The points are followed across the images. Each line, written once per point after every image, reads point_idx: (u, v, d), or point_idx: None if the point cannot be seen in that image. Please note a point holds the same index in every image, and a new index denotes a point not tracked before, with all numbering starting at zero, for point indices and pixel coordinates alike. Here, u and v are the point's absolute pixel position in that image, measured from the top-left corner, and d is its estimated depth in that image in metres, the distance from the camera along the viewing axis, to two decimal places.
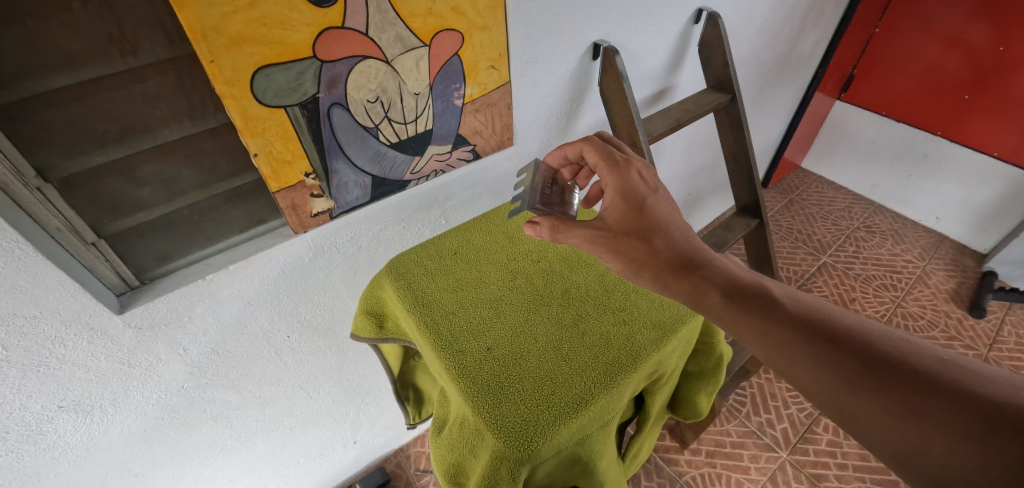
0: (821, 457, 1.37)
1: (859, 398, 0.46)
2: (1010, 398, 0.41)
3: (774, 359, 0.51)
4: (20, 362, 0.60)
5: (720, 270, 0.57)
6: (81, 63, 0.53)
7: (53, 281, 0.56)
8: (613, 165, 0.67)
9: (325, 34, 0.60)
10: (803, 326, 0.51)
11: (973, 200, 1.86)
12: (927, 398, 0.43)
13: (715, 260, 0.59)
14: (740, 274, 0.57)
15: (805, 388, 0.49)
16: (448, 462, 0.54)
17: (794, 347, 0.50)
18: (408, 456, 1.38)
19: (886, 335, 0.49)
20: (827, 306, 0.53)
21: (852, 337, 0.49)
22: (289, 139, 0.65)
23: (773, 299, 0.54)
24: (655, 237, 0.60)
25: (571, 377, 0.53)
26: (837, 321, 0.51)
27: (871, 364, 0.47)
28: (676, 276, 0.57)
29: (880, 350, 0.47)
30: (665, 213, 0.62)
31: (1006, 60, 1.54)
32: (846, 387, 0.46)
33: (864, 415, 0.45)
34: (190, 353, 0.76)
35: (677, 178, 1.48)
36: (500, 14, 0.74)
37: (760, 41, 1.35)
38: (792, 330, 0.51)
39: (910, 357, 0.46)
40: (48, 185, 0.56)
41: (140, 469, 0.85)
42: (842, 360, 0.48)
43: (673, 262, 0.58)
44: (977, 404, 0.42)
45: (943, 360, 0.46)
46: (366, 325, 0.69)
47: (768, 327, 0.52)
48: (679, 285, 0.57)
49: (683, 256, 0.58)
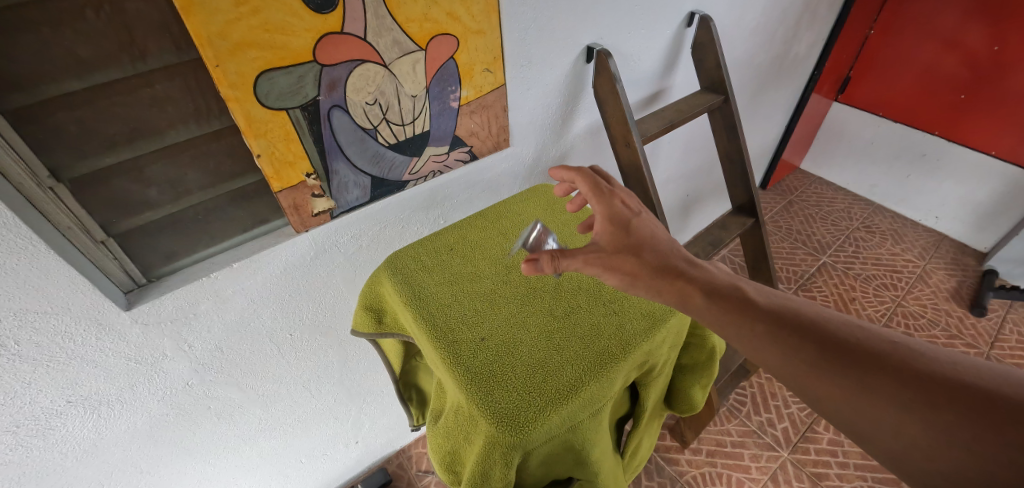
0: (822, 456, 1.37)
1: (822, 380, 0.48)
2: (952, 375, 0.44)
3: (756, 355, 0.52)
4: (31, 356, 0.62)
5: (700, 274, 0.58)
6: (93, 68, 0.55)
7: (64, 279, 0.59)
8: (598, 192, 0.64)
9: (325, 39, 0.62)
10: (782, 321, 0.52)
11: (972, 199, 1.87)
12: (882, 378, 0.46)
13: (696, 267, 0.59)
14: (719, 278, 0.58)
15: (777, 373, 0.51)
16: (445, 450, 0.57)
17: (765, 337, 0.51)
18: (410, 457, 1.40)
19: (846, 323, 0.51)
20: (791, 299, 0.55)
21: (815, 327, 0.51)
22: (291, 140, 0.68)
23: (745, 295, 0.55)
24: (647, 252, 0.60)
25: (562, 365, 0.55)
26: (802, 312, 0.53)
27: (832, 349, 0.49)
28: (666, 283, 0.57)
29: (840, 336, 0.49)
30: (652, 232, 0.61)
31: (1002, 59, 1.55)
32: (811, 372, 0.48)
33: (828, 398, 0.48)
34: (195, 350, 0.78)
35: (675, 179, 1.50)
36: (494, 19, 0.77)
37: (755, 43, 1.37)
38: (763, 322, 0.52)
39: (865, 341, 0.49)
40: (60, 185, 0.59)
41: (145, 466, 0.87)
42: (806, 348, 0.49)
43: (662, 271, 0.58)
44: (926, 382, 0.44)
45: (894, 342, 0.48)
46: (364, 319, 0.70)
47: (741, 322, 0.53)
48: (669, 292, 0.57)
49: (670, 266, 0.59)
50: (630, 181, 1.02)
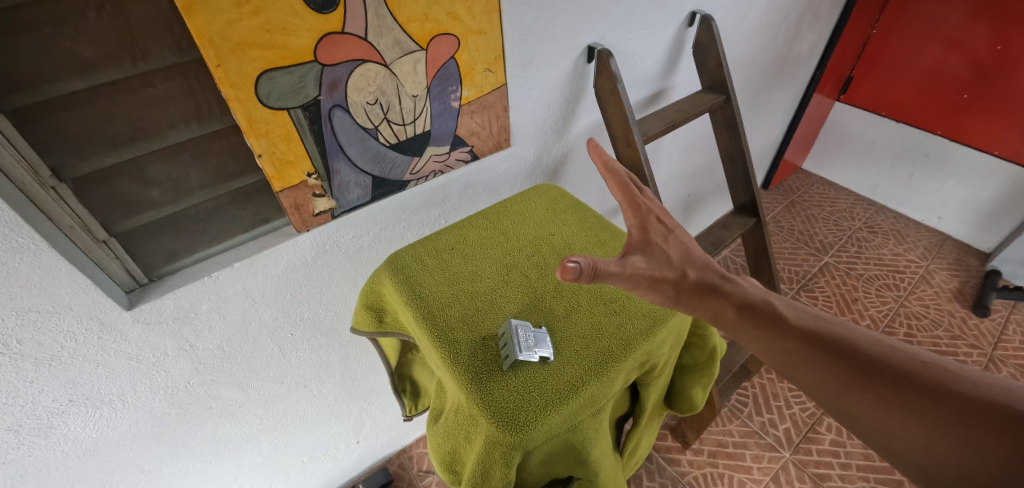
0: (824, 457, 1.37)
1: (850, 395, 0.49)
2: (980, 392, 0.45)
3: (782, 366, 0.54)
4: (33, 356, 0.63)
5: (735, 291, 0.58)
6: (95, 68, 0.56)
7: (66, 278, 0.59)
8: (633, 202, 0.61)
9: (326, 39, 0.62)
10: (809, 336, 0.53)
11: (975, 199, 1.86)
12: (909, 394, 0.47)
13: (731, 281, 0.59)
14: (752, 292, 0.58)
15: (807, 388, 0.53)
16: (444, 450, 0.57)
17: (796, 353, 0.53)
18: (411, 457, 1.40)
19: (877, 342, 0.52)
20: (824, 317, 0.56)
21: (846, 344, 0.52)
22: (292, 140, 0.68)
23: (778, 312, 0.56)
24: (689, 268, 0.58)
25: (562, 364, 0.54)
26: (834, 330, 0.54)
27: (863, 366, 0.50)
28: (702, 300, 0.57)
29: (871, 355, 0.50)
30: (691, 246, 0.60)
31: (1005, 59, 1.55)
32: (838, 386, 0.50)
33: (858, 413, 0.49)
34: (196, 349, 0.78)
35: (676, 179, 1.49)
36: (495, 19, 0.77)
37: (757, 43, 1.37)
38: (791, 338, 0.54)
39: (894, 359, 0.50)
40: (63, 185, 0.59)
41: (147, 465, 0.88)
42: (833, 362, 0.51)
43: (699, 287, 0.57)
44: (954, 400, 0.45)
45: (926, 361, 0.49)
46: (365, 319, 0.71)
47: (773, 340, 0.54)
48: (704, 307, 0.57)
49: (707, 281, 0.58)
50: None
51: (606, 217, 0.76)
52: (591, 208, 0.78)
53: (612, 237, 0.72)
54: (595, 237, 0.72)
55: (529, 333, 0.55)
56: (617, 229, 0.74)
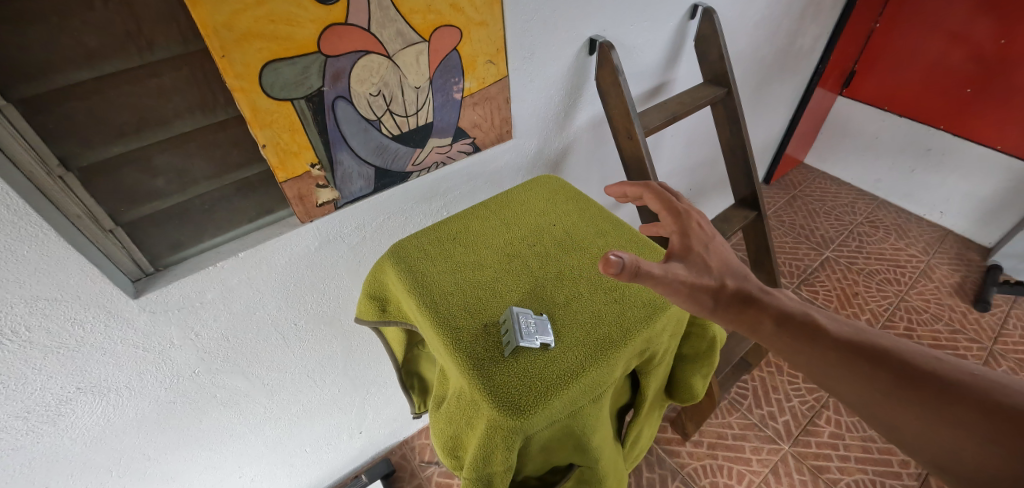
0: (823, 449, 1.38)
1: (893, 407, 0.48)
2: None
3: (821, 378, 0.54)
4: (41, 343, 0.64)
5: (774, 302, 0.59)
6: (102, 58, 0.56)
7: (74, 266, 0.60)
8: (675, 213, 0.63)
9: (329, 30, 0.63)
10: (848, 347, 0.53)
11: (977, 194, 1.86)
12: (959, 407, 0.45)
13: (771, 294, 0.60)
14: (790, 304, 0.59)
15: (847, 400, 0.52)
16: (447, 435, 0.58)
17: (834, 363, 0.52)
18: (413, 448, 1.41)
19: (924, 354, 0.50)
20: (866, 329, 0.55)
21: (889, 357, 0.51)
22: (296, 130, 0.68)
23: (817, 323, 0.56)
24: (728, 278, 0.60)
25: (563, 351, 0.55)
26: (877, 342, 0.53)
27: (908, 378, 0.49)
28: (739, 308, 0.58)
29: (915, 366, 0.49)
30: (731, 258, 0.61)
31: (1008, 53, 1.54)
32: (880, 398, 0.49)
33: (903, 426, 0.48)
34: (201, 338, 0.79)
35: (677, 172, 1.50)
36: (497, 11, 0.77)
37: (759, 36, 1.36)
38: (830, 349, 0.53)
39: (941, 371, 0.48)
40: (70, 174, 0.60)
41: (153, 453, 0.89)
42: (875, 372, 0.50)
43: (736, 296, 0.58)
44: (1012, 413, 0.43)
45: (974, 373, 0.47)
46: (369, 308, 0.72)
47: (811, 350, 0.54)
48: (741, 316, 0.58)
49: (746, 292, 0.59)
50: (633, 174, 1.02)
51: (608, 208, 0.76)
52: (592, 199, 0.78)
53: (613, 227, 0.72)
54: (596, 227, 0.72)
55: (529, 319, 0.56)
56: (618, 219, 0.74)
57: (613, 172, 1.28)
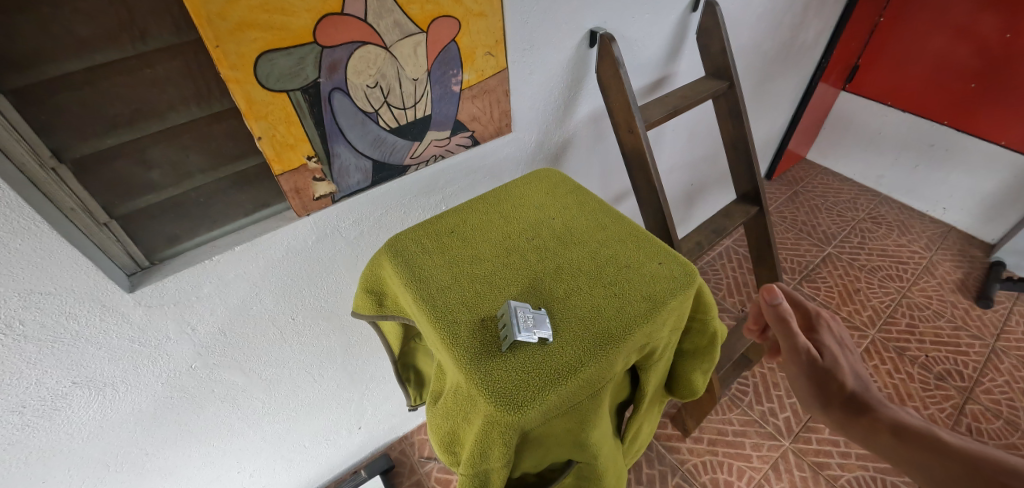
0: (823, 446, 1.37)
1: None
2: None
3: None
4: (35, 337, 0.63)
5: (890, 415, 0.63)
6: (94, 48, 0.55)
7: (67, 259, 0.59)
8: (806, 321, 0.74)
9: (325, 20, 0.62)
10: (954, 462, 0.54)
11: (980, 190, 1.84)
12: None
13: (891, 410, 0.64)
14: (912, 421, 0.62)
15: None
16: (443, 430, 0.58)
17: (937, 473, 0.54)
18: (412, 443, 1.41)
19: None
20: (988, 447, 0.54)
21: (996, 470, 0.50)
22: (292, 122, 0.68)
23: (933, 439, 0.58)
24: (852, 384, 0.68)
25: (561, 346, 0.54)
26: (987, 456, 0.52)
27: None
28: (855, 416, 0.65)
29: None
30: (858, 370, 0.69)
31: (1014, 48, 1.52)
32: None
33: None
34: (197, 333, 0.78)
35: (678, 167, 1.49)
36: (496, 1, 0.76)
37: (762, 30, 1.35)
38: (939, 464, 0.55)
39: None
40: (63, 166, 0.59)
41: (150, 448, 0.89)
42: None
43: (850, 405, 0.66)
44: None
45: None
46: (366, 302, 0.71)
47: (920, 462, 0.56)
48: (855, 426, 0.64)
49: (864, 404, 0.66)
50: (634, 168, 1.01)
51: (607, 202, 0.75)
52: (592, 192, 0.77)
53: (613, 221, 0.71)
54: (595, 221, 0.71)
55: (528, 313, 0.55)
56: (619, 213, 0.73)
57: (614, 167, 1.27)
